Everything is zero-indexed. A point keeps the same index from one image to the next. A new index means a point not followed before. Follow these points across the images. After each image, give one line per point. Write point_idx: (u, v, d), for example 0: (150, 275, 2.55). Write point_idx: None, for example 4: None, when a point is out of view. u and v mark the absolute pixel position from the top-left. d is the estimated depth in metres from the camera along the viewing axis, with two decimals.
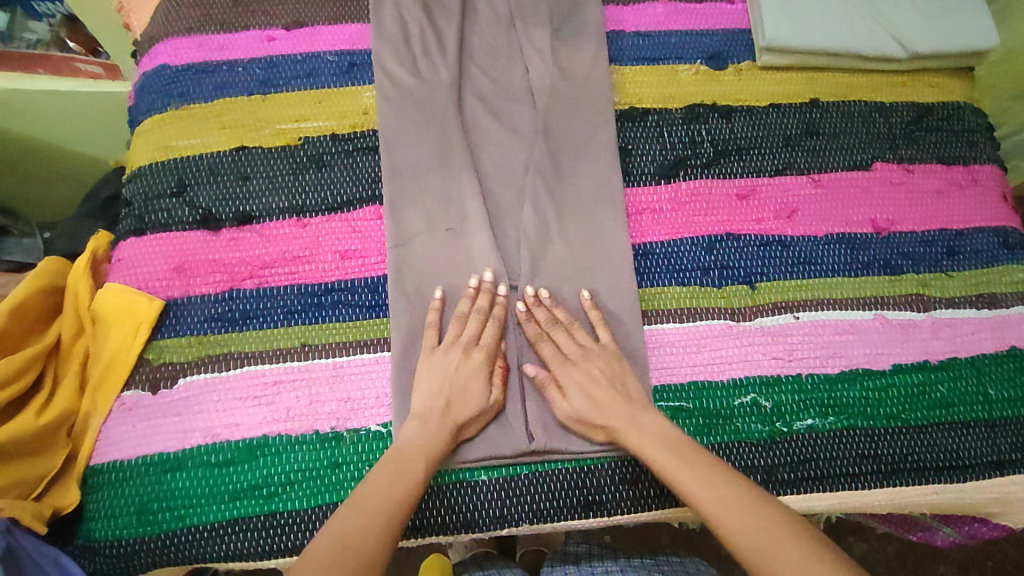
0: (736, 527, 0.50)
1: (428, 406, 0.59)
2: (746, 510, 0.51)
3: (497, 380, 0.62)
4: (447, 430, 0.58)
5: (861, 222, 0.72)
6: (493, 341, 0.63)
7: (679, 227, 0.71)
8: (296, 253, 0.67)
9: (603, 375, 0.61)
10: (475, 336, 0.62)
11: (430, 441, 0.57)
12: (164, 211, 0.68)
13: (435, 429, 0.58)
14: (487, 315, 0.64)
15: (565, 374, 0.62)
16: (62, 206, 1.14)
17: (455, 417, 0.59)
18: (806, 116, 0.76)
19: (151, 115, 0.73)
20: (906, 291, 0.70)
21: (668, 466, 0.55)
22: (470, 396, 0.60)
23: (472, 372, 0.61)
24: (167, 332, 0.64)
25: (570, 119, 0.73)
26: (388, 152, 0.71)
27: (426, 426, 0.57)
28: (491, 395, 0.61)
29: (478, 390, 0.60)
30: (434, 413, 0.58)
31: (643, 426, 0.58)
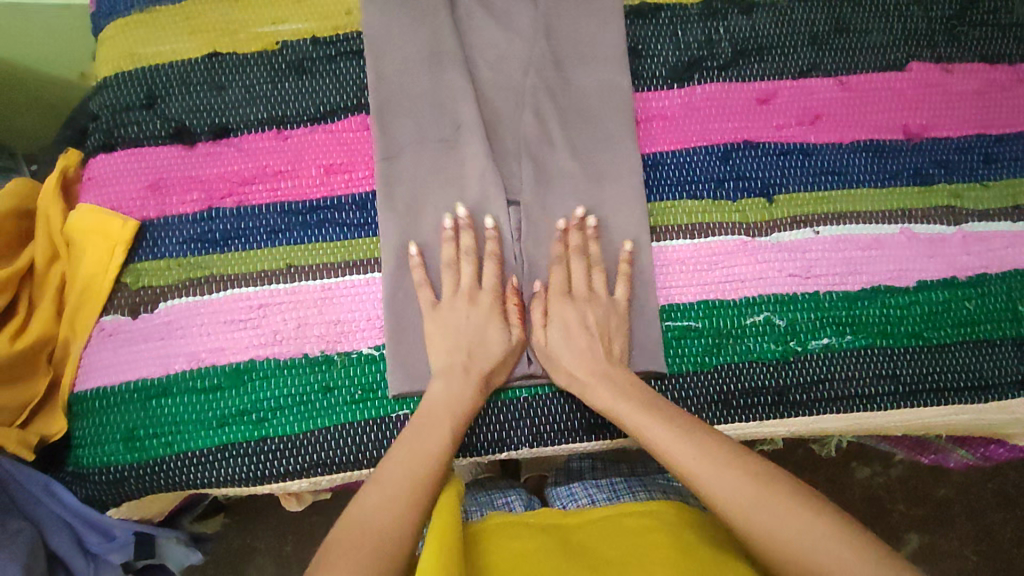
0: (715, 489, 0.46)
1: (448, 364, 0.56)
2: (724, 469, 0.47)
3: (514, 319, 0.59)
4: (478, 384, 0.56)
5: (891, 127, 0.66)
6: (496, 282, 0.59)
7: (692, 136, 0.65)
8: (278, 169, 0.62)
9: (595, 329, 0.59)
10: (475, 282, 0.59)
11: (454, 390, 0.55)
12: (134, 124, 0.63)
13: (464, 381, 0.55)
14: (473, 254, 0.60)
15: (579, 307, 0.59)
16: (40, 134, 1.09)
17: (485, 366, 0.56)
18: (836, 10, 0.69)
19: (113, 19, 0.67)
20: (936, 204, 0.64)
21: (651, 432, 0.51)
22: (488, 341, 0.57)
23: (484, 316, 0.58)
24: (144, 255, 0.60)
25: (573, 18, 0.66)
26: (375, 59, 0.64)
27: (454, 380, 0.55)
28: (512, 335, 0.58)
29: (496, 336, 0.58)
30: (454, 365, 0.56)
31: (618, 382, 0.56)
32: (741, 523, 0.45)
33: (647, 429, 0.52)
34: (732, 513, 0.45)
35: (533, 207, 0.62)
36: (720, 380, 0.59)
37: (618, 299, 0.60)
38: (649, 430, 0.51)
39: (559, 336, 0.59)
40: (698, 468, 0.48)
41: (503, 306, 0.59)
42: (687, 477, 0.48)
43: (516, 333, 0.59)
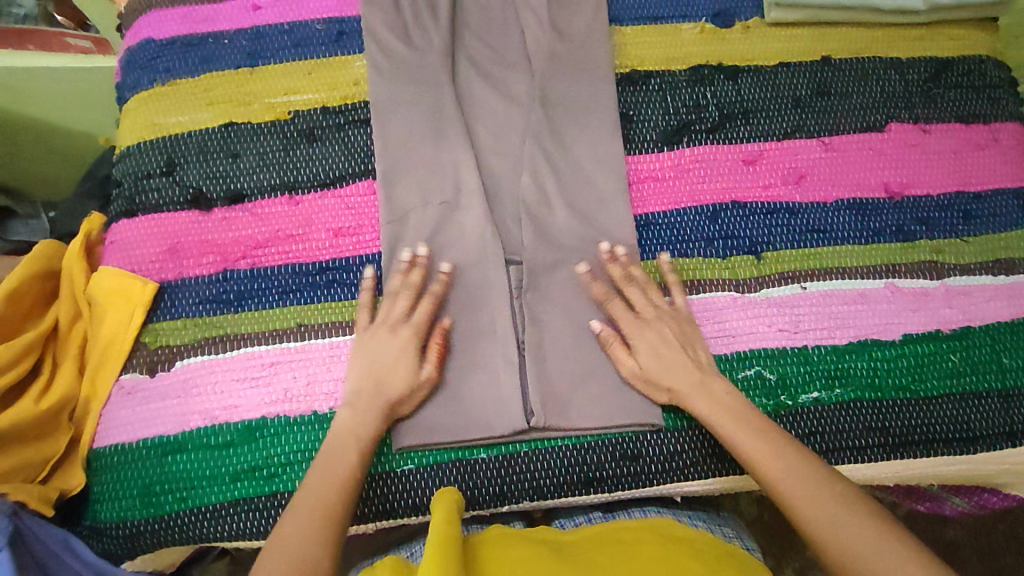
0: (777, 475, 0.53)
1: (354, 390, 0.58)
2: (793, 461, 0.54)
3: (432, 357, 0.60)
4: (381, 410, 0.57)
5: (872, 186, 0.69)
6: (423, 318, 0.61)
7: (682, 196, 0.68)
8: (289, 232, 0.65)
9: (678, 341, 0.61)
10: (424, 319, 0.61)
11: (359, 423, 0.56)
12: (154, 191, 0.66)
13: (374, 412, 0.57)
14: (417, 291, 0.62)
15: (638, 334, 0.61)
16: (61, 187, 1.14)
17: (383, 398, 0.58)
18: (817, 75, 0.73)
19: (137, 91, 0.71)
20: (918, 259, 0.67)
21: (719, 423, 0.57)
22: (398, 373, 0.58)
23: (399, 351, 0.59)
24: (163, 315, 0.63)
25: (567, 86, 0.70)
26: (383, 128, 0.68)
27: (359, 414, 0.57)
28: (422, 373, 0.59)
29: (403, 370, 0.59)
30: (365, 398, 0.57)
31: (712, 395, 0.58)
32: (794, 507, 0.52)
33: (716, 421, 0.57)
34: (791, 498, 0.52)
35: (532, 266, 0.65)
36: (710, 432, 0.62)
37: (680, 306, 0.63)
38: (717, 421, 0.57)
39: (621, 355, 0.61)
40: (770, 454, 0.54)
41: (423, 342, 0.61)
42: (786, 503, 0.52)
43: (426, 370, 0.60)
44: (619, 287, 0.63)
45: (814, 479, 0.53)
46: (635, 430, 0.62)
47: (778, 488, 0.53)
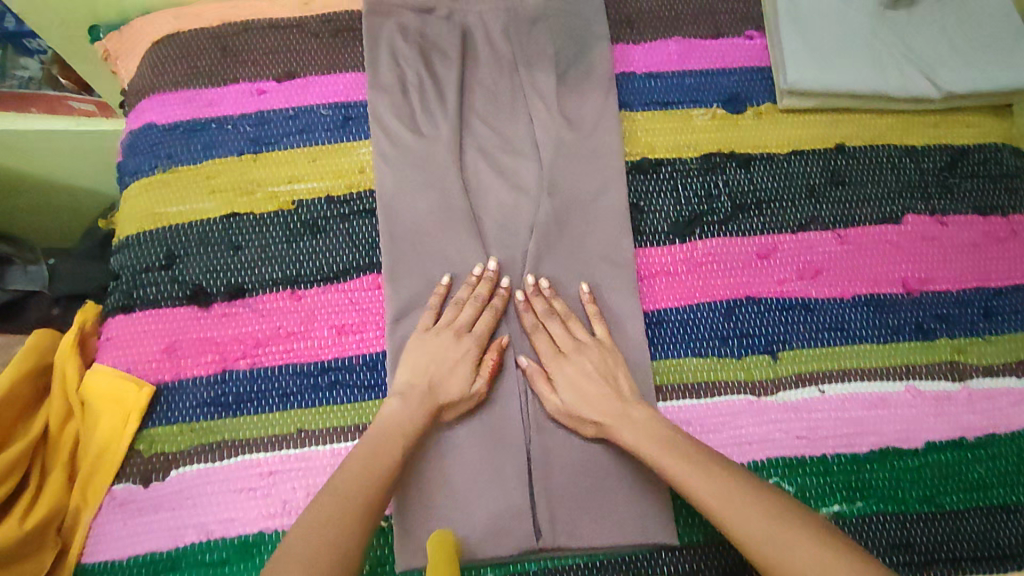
0: (706, 490, 0.52)
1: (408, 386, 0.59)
2: (717, 476, 0.52)
3: (485, 372, 0.61)
4: (430, 409, 0.58)
5: (890, 281, 0.68)
6: (486, 329, 0.63)
7: (695, 291, 0.67)
8: (292, 330, 0.63)
9: (598, 372, 0.61)
10: (469, 322, 0.63)
11: (410, 416, 0.57)
12: (152, 286, 0.64)
13: (420, 409, 0.58)
14: (484, 304, 0.64)
15: (555, 366, 0.62)
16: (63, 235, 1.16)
17: (433, 398, 0.59)
18: (832, 163, 0.71)
19: (138, 178, 0.69)
20: (939, 359, 0.65)
21: (649, 450, 0.56)
22: (452, 380, 0.60)
23: (460, 355, 0.61)
24: (158, 420, 0.60)
25: (577, 174, 0.69)
26: (390, 219, 0.66)
27: (407, 403, 0.58)
28: (475, 385, 0.61)
29: (461, 376, 0.60)
30: (415, 395, 0.59)
31: (636, 422, 0.58)
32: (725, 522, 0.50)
33: (645, 445, 0.56)
34: (720, 515, 0.50)
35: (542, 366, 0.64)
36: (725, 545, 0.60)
37: (601, 338, 0.63)
38: (647, 449, 0.56)
39: (543, 389, 0.62)
40: (698, 472, 0.53)
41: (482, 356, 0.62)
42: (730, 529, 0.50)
43: (476, 385, 0.61)
44: (543, 322, 0.64)
45: (741, 491, 0.51)
46: (648, 548, 0.60)
47: (706, 503, 0.51)
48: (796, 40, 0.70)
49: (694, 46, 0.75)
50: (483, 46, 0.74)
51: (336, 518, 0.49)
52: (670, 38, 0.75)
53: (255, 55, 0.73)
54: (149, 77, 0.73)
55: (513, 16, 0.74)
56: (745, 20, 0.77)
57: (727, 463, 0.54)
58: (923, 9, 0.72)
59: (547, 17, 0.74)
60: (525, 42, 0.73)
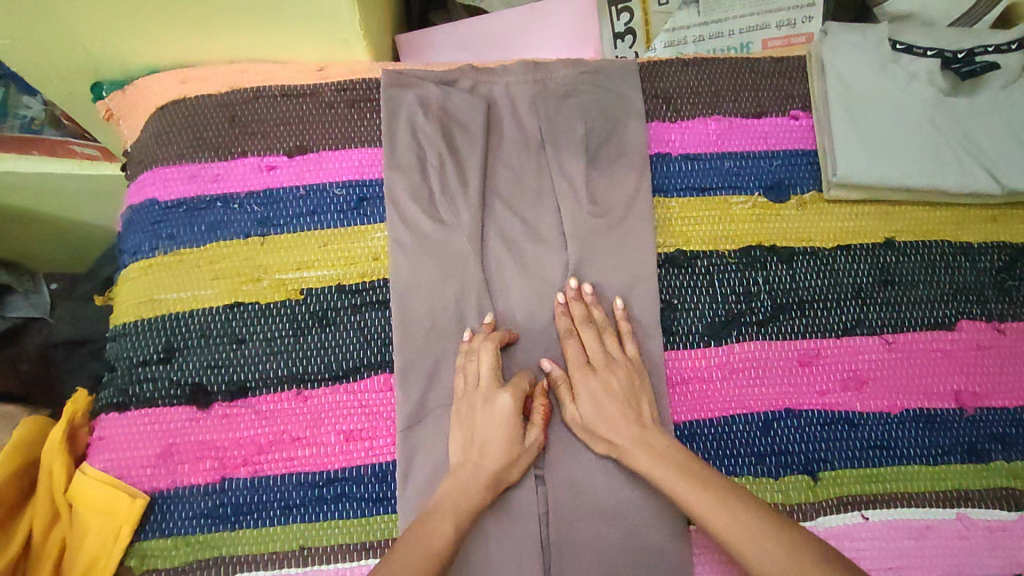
0: (726, 528, 0.50)
1: (461, 461, 0.57)
2: (713, 492, 0.52)
3: (536, 420, 0.59)
4: (486, 483, 0.56)
5: (942, 395, 0.63)
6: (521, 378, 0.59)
7: (730, 401, 0.62)
8: (296, 434, 0.59)
9: (622, 394, 0.59)
10: (494, 378, 0.59)
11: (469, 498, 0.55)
12: (149, 381, 0.60)
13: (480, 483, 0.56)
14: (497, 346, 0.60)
15: (581, 378, 0.60)
16: (70, 262, 1.14)
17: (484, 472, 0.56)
18: (879, 261, 0.66)
19: (138, 258, 0.65)
20: (994, 484, 0.60)
21: (664, 479, 0.54)
22: (495, 441, 0.57)
23: (505, 412, 0.57)
24: (151, 531, 0.56)
25: (603, 264, 0.65)
26: (405, 315, 0.62)
27: (459, 484, 0.56)
28: (529, 437, 0.58)
29: (508, 437, 0.57)
30: (471, 465, 0.57)
31: (654, 449, 0.56)
32: (739, 554, 0.49)
33: (646, 463, 0.56)
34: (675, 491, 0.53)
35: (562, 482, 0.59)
36: None
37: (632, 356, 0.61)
38: (661, 475, 0.55)
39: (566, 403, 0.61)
40: (718, 511, 0.51)
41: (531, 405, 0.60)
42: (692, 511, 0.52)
43: (532, 436, 0.59)
44: (578, 327, 0.62)
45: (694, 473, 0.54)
46: None
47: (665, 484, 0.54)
48: (847, 132, 0.66)
49: (734, 126, 0.71)
50: (510, 122, 0.69)
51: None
52: (709, 117, 0.71)
53: (267, 126, 0.69)
54: (153, 147, 0.69)
55: (542, 91, 0.70)
56: (790, 98, 0.72)
57: (746, 496, 0.52)
58: (988, 96, 0.67)
59: (578, 92, 0.70)
60: (553, 119, 0.69)
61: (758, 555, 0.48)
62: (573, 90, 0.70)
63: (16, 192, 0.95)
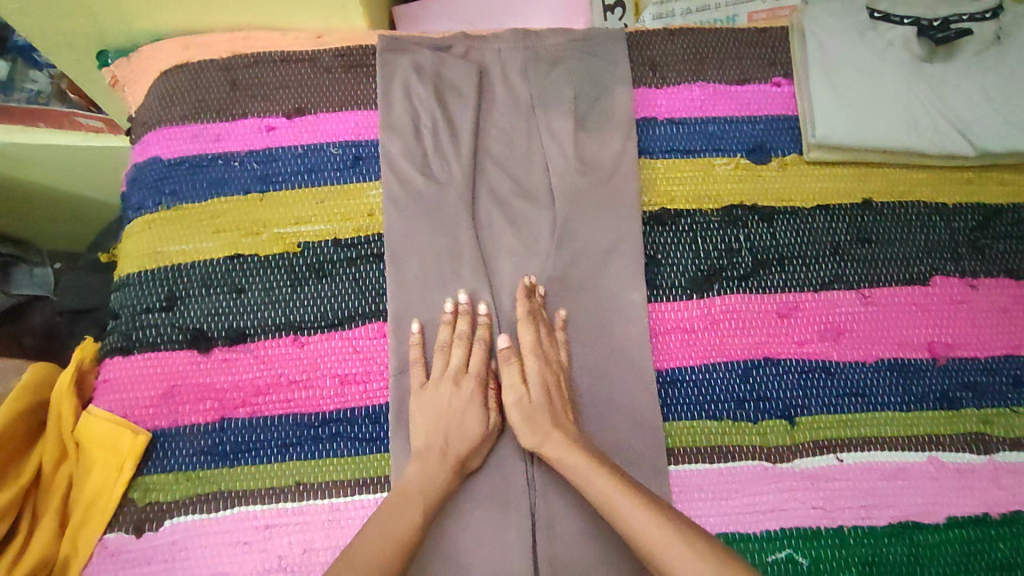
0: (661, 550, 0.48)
1: (427, 441, 0.59)
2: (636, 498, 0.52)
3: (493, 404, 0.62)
4: None
5: (916, 346, 0.65)
6: (480, 365, 0.62)
7: (712, 350, 0.64)
8: (294, 378, 0.62)
9: (553, 389, 0.61)
10: (461, 365, 0.62)
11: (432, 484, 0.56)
12: (153, 327, 0.63)
13: (443, 462, 0.58)
14: (467, 340, 0.63)
15: (528, 360, 0.62)
16: (75, 240, 1.17)
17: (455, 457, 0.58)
18: (857, 219, 0.69)
19: (142, 213, 0.68)
20: (965, 430, 0.63)
21: (580, 469, 0.55)
22: (467, 428, 0.60)
23: (466, 400, 0.61)
24: (155, 467, 0.59)
25: (590, 219, 0.67)
26: (399, 266, 0.65)
27: (428, 464, 0.57)
28: (489, 419, 0.61)
29: (472, 420, 0.60)
30: (439, 446, 0.59)
31: (575, 440, 0.58)
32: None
33: (574, 460, 0.56)
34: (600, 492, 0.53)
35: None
36: None
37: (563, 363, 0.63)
38: (577, 466, 0.55)
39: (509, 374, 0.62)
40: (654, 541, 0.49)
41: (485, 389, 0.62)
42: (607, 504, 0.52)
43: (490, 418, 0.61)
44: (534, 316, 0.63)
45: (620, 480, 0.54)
46: None
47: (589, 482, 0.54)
48: (826, 95, 0.68)
49: (717, 91, 0.73)
50: (501, 87, 0.72)
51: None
52: (693, 83, 0.73)
53: (266, 89, 0.71)
54: (156, 109, 0.71)
55: (532, 57, 0.72)
56: (772, 66, 0.74)
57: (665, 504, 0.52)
58: (963, 61, 0.69)
59: (567, 59, 0.72)
60: (543, 84, 0.71)
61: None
62: (562, 56, 0.72)
63: (22, 166, 0.98)
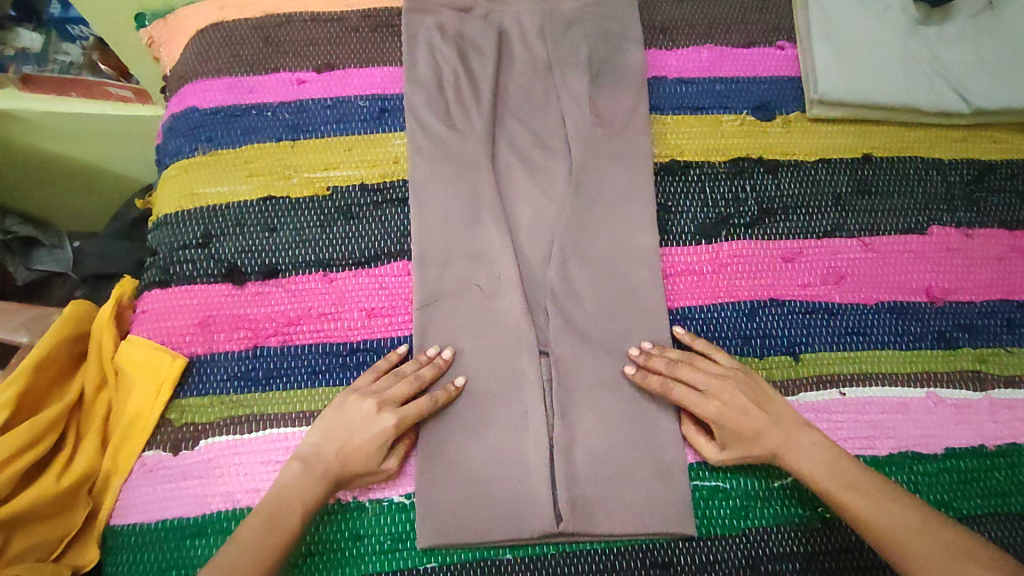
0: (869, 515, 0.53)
1: (317, 450, 0.57)
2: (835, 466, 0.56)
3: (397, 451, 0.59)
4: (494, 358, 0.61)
5: (915, 289, 0.68)
6: (415, 412, 0.59)
7: (720, 290, 0.68)
8: (322, 310, 0.65)
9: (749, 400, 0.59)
10: (396, 399, 0.59)
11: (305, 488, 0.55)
12: (189, 262, 0.66)
13: (317, 475, 0.56)
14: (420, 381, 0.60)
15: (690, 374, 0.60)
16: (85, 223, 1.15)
17: (341, 467, 0.56)
18: (858, 172, 0.72)
19: (178, 159, 0.71)
20: (962, 367, 0.66)
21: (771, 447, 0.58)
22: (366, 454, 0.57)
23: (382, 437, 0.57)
24: (189, 391, 0.62)
25: (605, 168, 0.70)
26: (422, 209, 0.68)
27: (307, 472, 0.56)
28: (385, 463, 0.58)
29: (371, 455, 0.57)
30: (322, 460, 0.56)
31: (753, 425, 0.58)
32: (884, 537, 0.52)
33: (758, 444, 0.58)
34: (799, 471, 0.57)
35: (565, 358, 0.64)
36: (742, 545, 0.59)
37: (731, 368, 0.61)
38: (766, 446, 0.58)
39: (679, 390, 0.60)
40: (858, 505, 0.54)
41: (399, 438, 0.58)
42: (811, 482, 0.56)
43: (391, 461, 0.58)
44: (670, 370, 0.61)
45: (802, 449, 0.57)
46: (667, 537, 0.60)
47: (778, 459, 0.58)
48: (827, 55, 0.72)
49: (725, 54, 0.77)
50: (519, 48, 0.76)
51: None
52: (702, 46, 0.77)
53: (297, 46, 0.75)
54: (192, 64, 0.75)
55: (549, 19, 0.76)
56: (776, 31, 0.78)
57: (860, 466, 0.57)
58: (956, 24, 0.73)
59: (581, 21, 0.76)
60: (560, 43, 0.75)
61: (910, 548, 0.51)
62: (578, 18, 0.76)
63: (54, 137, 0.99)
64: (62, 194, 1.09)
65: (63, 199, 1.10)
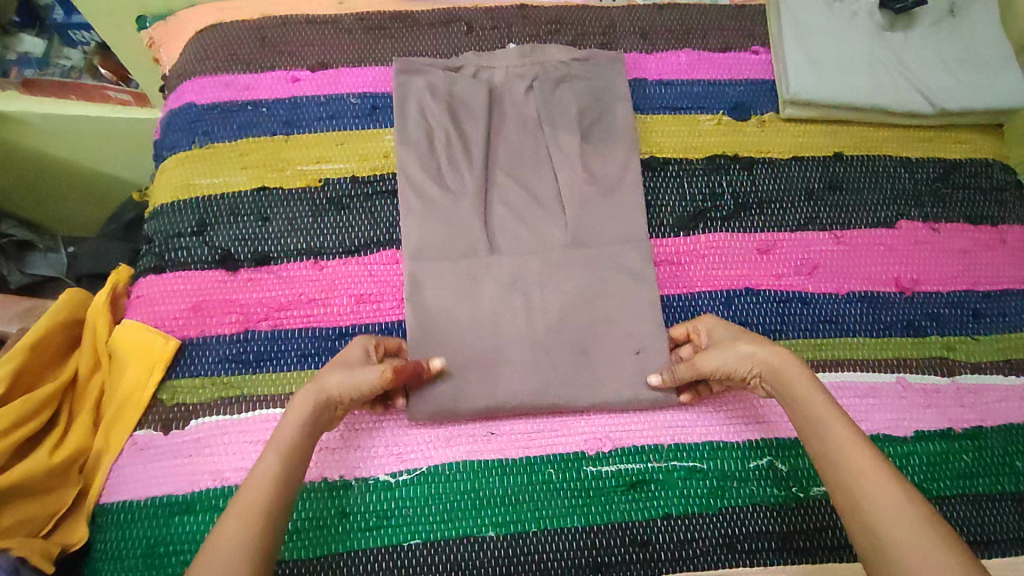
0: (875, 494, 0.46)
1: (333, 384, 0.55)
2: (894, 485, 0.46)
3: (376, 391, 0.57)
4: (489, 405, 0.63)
5: (884, 280, 0.71)
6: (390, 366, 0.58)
7: (697, 280, 0.70)
8: (313, 296, 0.67)
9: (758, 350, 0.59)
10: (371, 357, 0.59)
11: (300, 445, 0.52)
12: (184, 249, 0.68)
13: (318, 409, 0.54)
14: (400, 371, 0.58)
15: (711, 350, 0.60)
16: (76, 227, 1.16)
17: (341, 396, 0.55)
18: (830, 170, 0.75)
19: (175, 152, 0.74)
20: (929, 354, 0.69)
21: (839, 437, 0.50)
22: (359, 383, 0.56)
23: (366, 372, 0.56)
24: (182, 372, 0.64)
25: (601, 226, 0.70)
26: (412, 281, 0.67)
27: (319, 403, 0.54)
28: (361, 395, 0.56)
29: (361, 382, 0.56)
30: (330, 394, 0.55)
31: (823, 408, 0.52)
32: (879, 527, 0.44)
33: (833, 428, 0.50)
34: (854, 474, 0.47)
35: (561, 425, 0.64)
36: (719, 524, 0.61)
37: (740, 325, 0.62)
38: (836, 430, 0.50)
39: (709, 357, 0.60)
40: (863, 482, 0.46)
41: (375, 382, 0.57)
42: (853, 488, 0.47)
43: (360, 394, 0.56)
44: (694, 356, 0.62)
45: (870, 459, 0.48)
46: (648, 515, 0.61)
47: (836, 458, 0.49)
48: (798, 57, 0.76)
49: (702, 57, 0.80)
50: (510, 105, 0.75)
51: (255, 543, 0.44)
52: (681, 50, 0.81)
53: (293, 47, 0.78)
54: (191, 63, 0.78)
55: (538, 72, 0.76)
56: (751, 37, 0.82)
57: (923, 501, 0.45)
58: (919, 31, 0.77)
59: (571, 78, 0.76)
60: (550, 96, 0.75)
61: (901, 529, 0.43)
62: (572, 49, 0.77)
63: (51, 141, 1.00)
64: (55, 201, 1.11)
65: (56, 204, 1.11)
